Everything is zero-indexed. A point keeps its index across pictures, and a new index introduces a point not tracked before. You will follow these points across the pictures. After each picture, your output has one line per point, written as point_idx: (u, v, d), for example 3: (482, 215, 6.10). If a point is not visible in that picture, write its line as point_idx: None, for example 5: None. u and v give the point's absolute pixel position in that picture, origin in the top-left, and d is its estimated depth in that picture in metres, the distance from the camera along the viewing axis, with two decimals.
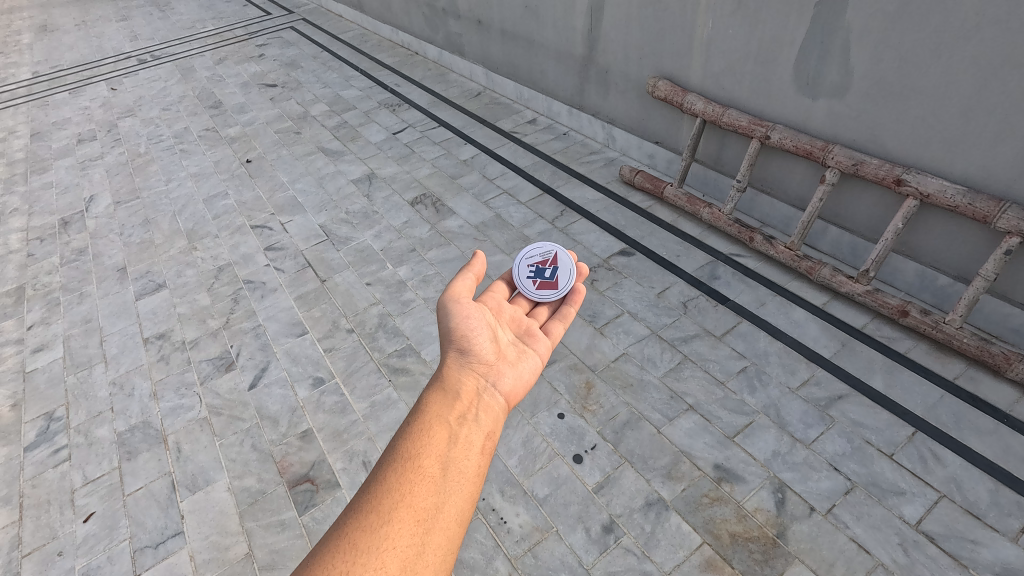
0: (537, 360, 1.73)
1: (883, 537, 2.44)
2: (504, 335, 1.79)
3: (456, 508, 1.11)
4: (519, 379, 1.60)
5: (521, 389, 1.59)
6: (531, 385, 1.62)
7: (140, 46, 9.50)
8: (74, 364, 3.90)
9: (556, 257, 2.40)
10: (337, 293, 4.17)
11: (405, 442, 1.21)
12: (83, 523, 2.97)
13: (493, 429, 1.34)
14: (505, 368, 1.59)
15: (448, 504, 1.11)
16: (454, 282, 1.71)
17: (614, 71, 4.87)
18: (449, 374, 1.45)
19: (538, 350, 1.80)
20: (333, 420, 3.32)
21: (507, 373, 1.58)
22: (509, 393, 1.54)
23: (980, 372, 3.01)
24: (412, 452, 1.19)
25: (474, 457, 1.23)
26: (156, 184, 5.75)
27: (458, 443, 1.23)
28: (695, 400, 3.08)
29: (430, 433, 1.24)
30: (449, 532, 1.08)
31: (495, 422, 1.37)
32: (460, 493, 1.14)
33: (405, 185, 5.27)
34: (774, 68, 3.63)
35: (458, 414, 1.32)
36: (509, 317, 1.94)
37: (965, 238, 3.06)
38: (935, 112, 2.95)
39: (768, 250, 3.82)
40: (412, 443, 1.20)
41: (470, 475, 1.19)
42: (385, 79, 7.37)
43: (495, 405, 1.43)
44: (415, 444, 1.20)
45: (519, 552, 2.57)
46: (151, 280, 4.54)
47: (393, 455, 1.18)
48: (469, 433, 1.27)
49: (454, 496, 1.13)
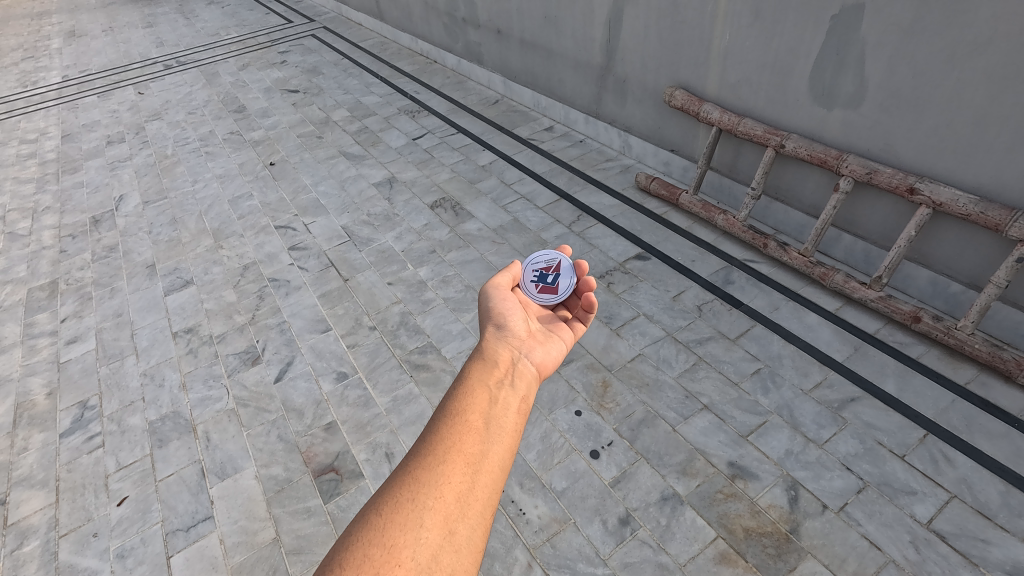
0: (564, 343, 1.81)
1: (895, 535, 2.50)
2: (534, 322, 1.89)
3: (499, 455, 1.20)
4: (549, 355, 1.68)
5: (551, 364, 1.68)
6: (560, 363, 1.69)
7: (166, 51, 9.77)
8: (106, 355, 4.04)
9: (558, 263, 2.37)
10: (359, 292, 4.30)
11: (452, 398, 1.31)
12: (117, 507, 3.09)
13: (528, 395, 1.43)
14: (535, 344, 1.68)
15: (493, 452, 1.20)
16: (494, 275, 1.91)
17: (631, 80, 4.99)
18: (488, 346, 1.56)
19: (564, 335, 1.86)
20: (357, 413, 3.43)
21: (537, 348, 1.67)
22: (539, 365, 1.62)
23: (992, 377, 3.06)
24: (458, 406, 1.28)
25: (512, 416, 1.31)
26: (183, 185, 5.93)
27: (498, 403, 1.32)
28: (710, 399, 3.16)
29: (474, 392, 1.33)
30: (495, 475, 1.16)
31: (529, 389, 1.46)
32: (502, 443, 1.23)
33: (425, 188, 5.40)
34: (790, 79, 3.73)
35: (496, 380, 1.41)
36: (535, 305, 2.00)
37: (977, 246, 3.12)
38: (949, 122, 3.03)
39: (781, 256, 3.90)
40: (458, 400, 1.30)
41: (510, 428, 1.28)
42: (405, 86, 7.54)
43: (528, 374, 1.52)
44: (461, 401, 1.30)
45: (537, 542, 2.65)
46: (179, 276, 4.69)
47: (441, 411, 1.28)
48: (507, 394, 1.36)
49: (498, 446, 1.22)
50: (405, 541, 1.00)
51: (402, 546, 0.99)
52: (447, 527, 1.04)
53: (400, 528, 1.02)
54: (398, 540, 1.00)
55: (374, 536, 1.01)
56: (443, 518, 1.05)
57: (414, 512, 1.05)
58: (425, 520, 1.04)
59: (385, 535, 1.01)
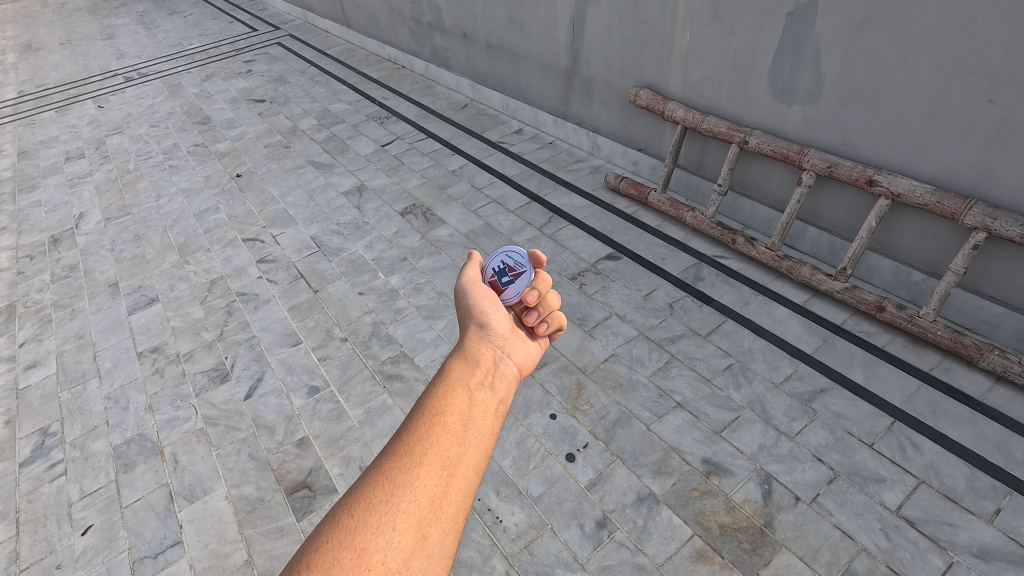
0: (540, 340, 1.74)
1: (866, 523, 2.54)
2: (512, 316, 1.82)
3: (477, 458, 1.13)
4: (530, 352, 1.61)
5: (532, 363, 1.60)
6: (540, 362, 1.63)
7: (127, 63, 9.54)
8: (68, 379, 3.91)
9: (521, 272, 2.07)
10: (330, 303, 4.23)
11: (429, 397, 1.23)
12: (80, 536, 2.99)
13: (508, 396, 1.34)
14: (517, 342, 1.61)
15: (470, 454, 1.13)
16: (466, 270, 1.82)
17: (597, 81, 5.01)
18: (469, 343, 1.48)
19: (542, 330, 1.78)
20: (329, 428, 3.37)
21: (520, 345, 1.57)
22: (521, 363, 1.54)
23: (955, 363, 3.13)
24: (436, 405, 1.21)
25: (491, 417, 1.23)
26: (146, 201, 5.78)
27: (477, 403, 1.24)
28: (683, 397, 3.17)
29: (453, 390, 1.26)
30: (471, 478, 1.09)
31: (509, 389, 1.38)
32: (481, 445, 1.16)
33: (395, 195, 5.35)
34: (751, 76, 3.77)
35: (477, 380, 1.33)
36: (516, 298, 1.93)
37: (936, 234, 3.19)
38: (903, 115, 3.09)
39: (749, 251, 3.93)
40: (436, 399, 1.22)
41: (489, 429, 1.20)
42: (373, 92, 7.47)
43: (510, 373, 1.44)
44: (440, 400, 1.22)
45: (515, 550, 2.63)
46: (144, 294, 4.57)
47: (419, 409, 1.20)
48: (487, 394, 1.28)
49: (476, 447, 1.15)
50: (376, 545, 0.96)
51: (372, 551, 0.95)
52: (419, 532, 0.99)
53: (371, 532, 0.97)
54: (369, 544, 0.96)
55: (345, 539, 0.97)
56: (415, 523, 1.00)
57: (387, 515, 1.00)
58: (397, 524, 0.99)
59: (356, 538, 0.97)
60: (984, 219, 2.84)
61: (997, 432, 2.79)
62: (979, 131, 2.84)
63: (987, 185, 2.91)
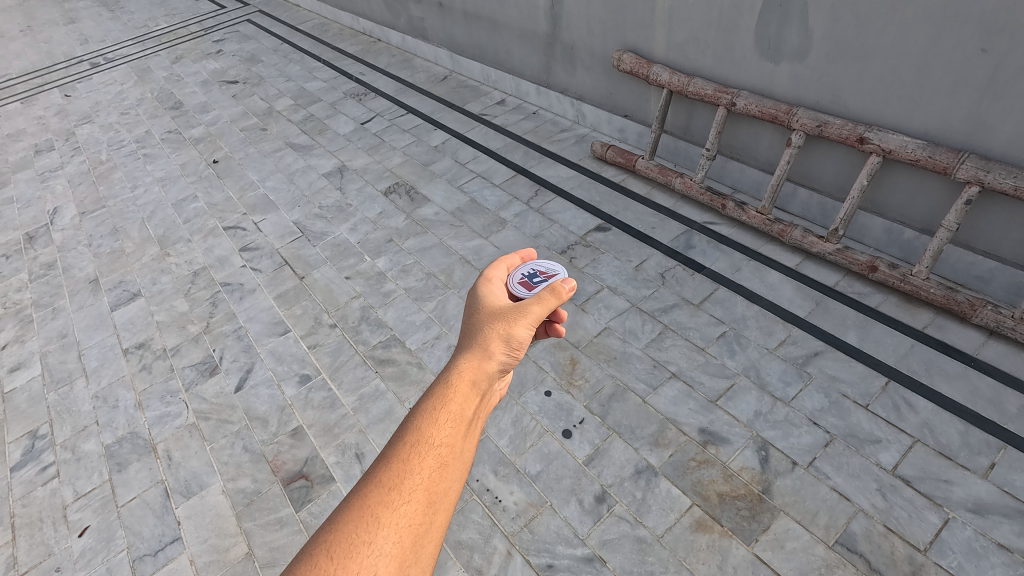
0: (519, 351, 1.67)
1: (862, 484, 2.55)
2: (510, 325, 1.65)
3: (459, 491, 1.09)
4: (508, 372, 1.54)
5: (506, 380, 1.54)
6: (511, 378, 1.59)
7: (91, 49, 9.17)
8: (54, 380, 3.84)
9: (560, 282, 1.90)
10: (317, 289, 4.15)
11: (422, 420, 1.13)
12: (78, 538, 2.96)
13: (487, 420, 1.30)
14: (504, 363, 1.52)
15: (454, 487, 1.08)
16: (535, 306, 1.50)
17: (579, 46, 4.85)
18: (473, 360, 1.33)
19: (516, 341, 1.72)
20: (323, 416, 3.33)
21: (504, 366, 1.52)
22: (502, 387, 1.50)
23: (948, 319, 3.11)
24: (428, 429, 1.12)
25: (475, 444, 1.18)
26: (122, 192, 5.61)
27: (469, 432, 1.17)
28: (678, 367, 3.15)
29: (449, 414, 1.16)
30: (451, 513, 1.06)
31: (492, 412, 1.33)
32: (463, 476, 1.11)
33: (377, 175, 5.22)
34: (736, 35, 3.65)
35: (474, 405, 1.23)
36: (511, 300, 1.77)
37: (928, 190, 3.13)
38: (893, 69, 3.00)
39: (740, 215, 3.87)
40: (429, 424, 1.13)
41: (470, 457, 1.16)
42: (349, 68, 7.24)
43: (494, 397, 1.37)
44: (433, 423, 1.13)
45: (515, 529, 2.63)
46: (126, 289, 4.46)
47: (407, 433, 1.11)
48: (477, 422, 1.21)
49: (459, 479, 1.10)
50: None
51: None
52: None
53: None
54: None
55: None
56: (397, 565, 0.95)
57: (368, 559, 0.94)
58: (378, 569, 0.93)
59: None
60: (977, 172, 2.78)
61: (990, 387, 2.79)
62: (971, 82, 2.76)
63: (980, 138, 2.84)
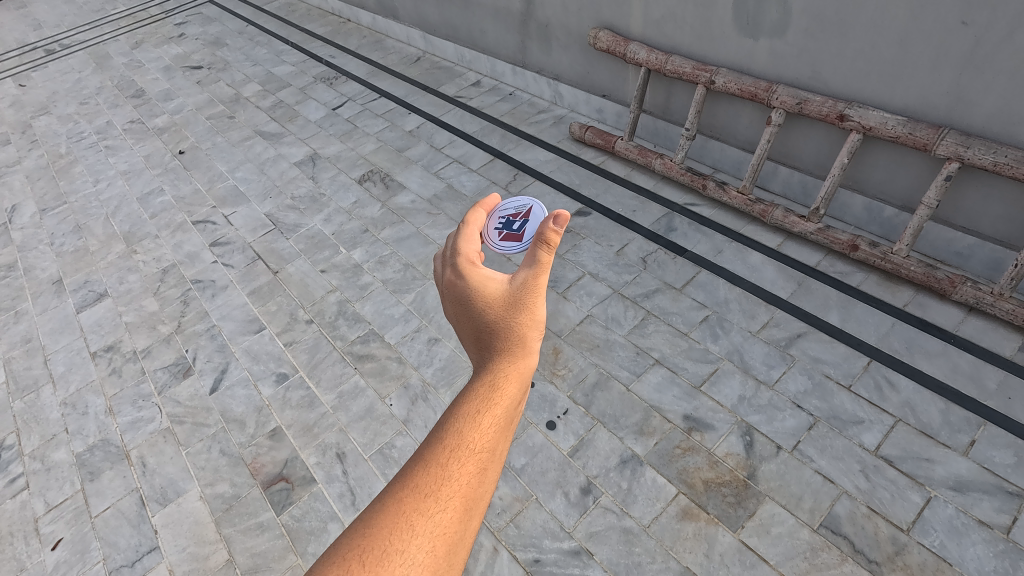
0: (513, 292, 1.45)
1: (846, 466, 2.55)
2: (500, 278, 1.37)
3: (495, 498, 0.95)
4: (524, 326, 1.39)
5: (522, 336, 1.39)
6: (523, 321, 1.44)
7: (45, 35, 8.73)
8: (19, 388, 3.69)
9: (529, 211, 2.24)
10: (292, 284, 4.03)
11: (460, 419, 1.00)
12: (50, 552, 2.87)
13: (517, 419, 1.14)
14: None
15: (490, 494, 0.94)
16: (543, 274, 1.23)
17: (554, 24, 4.71)
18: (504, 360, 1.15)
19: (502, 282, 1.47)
20: (302, 416, 3.25)
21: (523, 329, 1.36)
22: None
23: (928, 297, 3.11)
24: (467, 430, 0.98)
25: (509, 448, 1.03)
26: (83, 187, 5.38)
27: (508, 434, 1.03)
28: (661, 353, 3.12)
29: (489, 411, 1.02)
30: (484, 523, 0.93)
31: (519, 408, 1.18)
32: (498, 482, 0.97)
33: (351, 162, 5.06)
34: (714, 10, 3.55)
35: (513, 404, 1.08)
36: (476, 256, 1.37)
37: (909, 167, 3.10)
38: (873, 43, 2.94)
39: (721, 196, 3.81)
40: (468, 425, 0.99)
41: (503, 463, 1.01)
42: (318, 51, 6.99)
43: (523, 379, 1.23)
44: (472, 423, 0.99)
45: (501, 524, 2.59)
46: (92, 290, 4.29)
47: (445, 434, 0.97)
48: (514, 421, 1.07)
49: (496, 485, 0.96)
50: None
51: None
52: None
53: None
54: None
55: None
56: None
57: (401, 567, 0.79)
58: None
59: None
60: (957, 148, 2.75)
61: (970, 363, 2.80)
62: (952, 57, 2.71)
63: (961, 114, 2.81)
